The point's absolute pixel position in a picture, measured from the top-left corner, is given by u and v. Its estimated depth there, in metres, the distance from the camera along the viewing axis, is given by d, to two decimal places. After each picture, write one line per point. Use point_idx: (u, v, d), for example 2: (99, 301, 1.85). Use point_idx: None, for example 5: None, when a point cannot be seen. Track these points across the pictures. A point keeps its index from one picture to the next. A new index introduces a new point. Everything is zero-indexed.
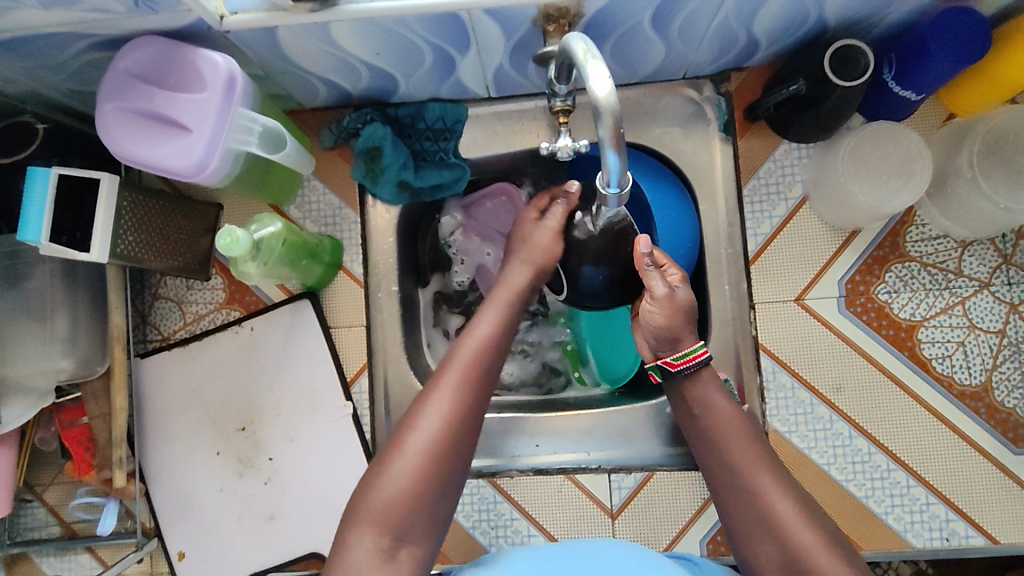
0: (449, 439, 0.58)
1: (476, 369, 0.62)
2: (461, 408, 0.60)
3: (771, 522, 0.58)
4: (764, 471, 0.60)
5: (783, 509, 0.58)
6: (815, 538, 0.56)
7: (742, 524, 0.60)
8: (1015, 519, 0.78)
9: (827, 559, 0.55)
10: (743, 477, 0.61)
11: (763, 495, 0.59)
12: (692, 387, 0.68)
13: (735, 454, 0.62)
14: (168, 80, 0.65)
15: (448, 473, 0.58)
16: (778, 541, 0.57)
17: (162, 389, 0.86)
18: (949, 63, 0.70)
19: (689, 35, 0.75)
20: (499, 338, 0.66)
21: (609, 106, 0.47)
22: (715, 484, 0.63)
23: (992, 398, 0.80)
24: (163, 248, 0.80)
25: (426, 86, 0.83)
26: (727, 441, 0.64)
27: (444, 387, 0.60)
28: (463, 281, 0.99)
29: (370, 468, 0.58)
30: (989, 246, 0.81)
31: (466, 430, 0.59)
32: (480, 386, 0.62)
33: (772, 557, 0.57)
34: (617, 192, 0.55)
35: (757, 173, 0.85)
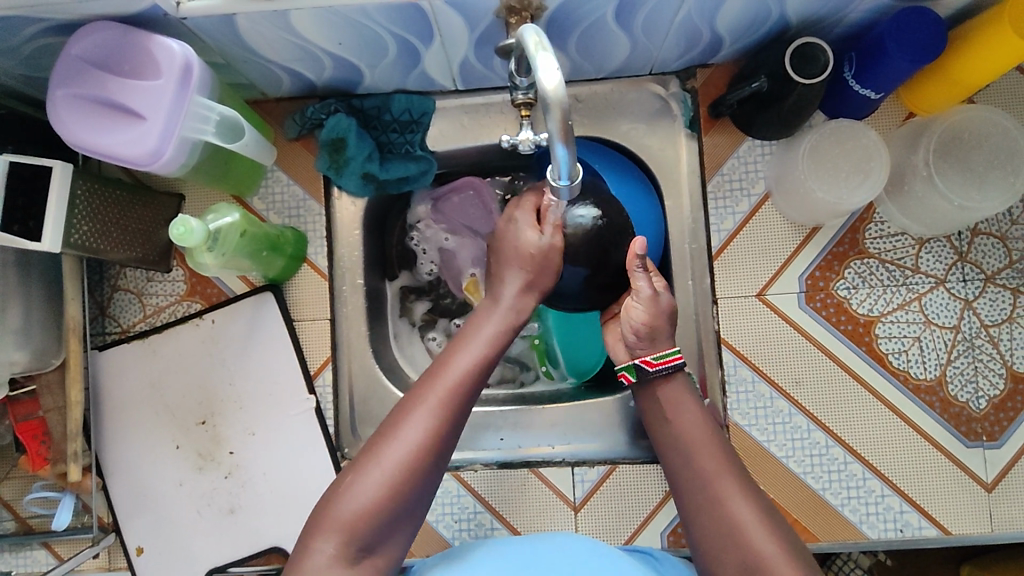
0: (424, 456, 0.55)
1: (466, 383, 0.58)
2: (444, 427, 0.56)
3: (735, 535, 0.56)
4: (730, 481, 0.59)
5: (748, 521, 0.56)
6: (777, 550, 0.54)
7: (705, 538, 0.57)
8: (966, 510, 0.80)
9: (787, 569, 0.53)
10: (708, 487, 0.59)
11: (728, 507, 0.57)
12: (664, 394, 0.67)
13: (705, 469, 0.60)
14: (122, 66, 0.64)
15: (418, 488, 0.55)
16: (740, 552, 0.55)
17: (121, 382, 0.84)
18: (907, 62, 0.71)
19: (653, 30, 0.75)
20: (494, 354, 0.62)
21: (559, 99, 0.47)
22: (683, 496, 0.61)
23: (946, 392, 0.81)
24: (120, 239, 0.78)
25: (392, 77, 0.83)
26: (697, 451, 0.62)
27: (428, 399, 0.57)
28: (431, 271, 0.99)
29: (342, 476, 0.55)
30: (945, 243, 0.82)
31: (443, 448, 0.56)
32: (465, 405, 0.58)
33: (733, 567, 0.55)
34: (568, 184, 0.56)
35: (721, 169, 0.85)
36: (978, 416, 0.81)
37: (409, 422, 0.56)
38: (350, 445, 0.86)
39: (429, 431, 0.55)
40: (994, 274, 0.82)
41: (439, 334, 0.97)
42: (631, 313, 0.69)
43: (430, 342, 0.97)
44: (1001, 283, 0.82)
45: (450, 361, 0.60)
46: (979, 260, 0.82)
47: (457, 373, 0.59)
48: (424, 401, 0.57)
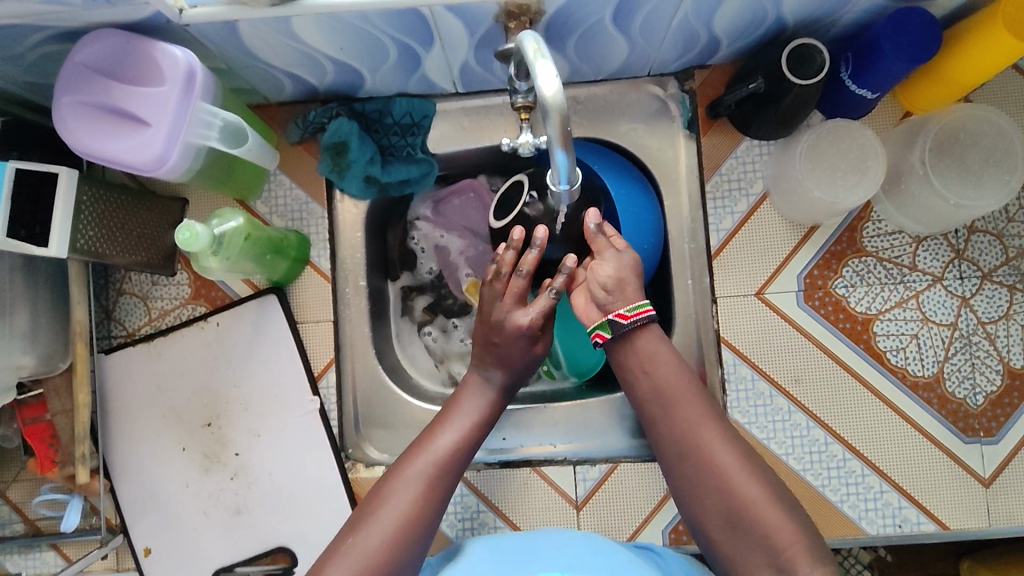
0: (417, 518, 0.59)
1: (450, 453, 0.65)
2: (435, 491, 0.61)
3: (717, 477, 0.59)
4: (709, 428, 0.61)
5: (728, 463, 0.59)
6: (760, 491, 0.57)
7: (687, 481, 0.61)
8: (964, 505, 0.81)
9: (774, 512, 0.56)
10: (688, 434, 0.62)
11: (709, 453, 0.60)
12: (640, 347, 0.68)
13: (683, 415, 0.63)
14: (127, 73, 0.64)
15: (411, 552, 0.58)
16: (722, 494, 0.58)
17: (127, 385, 0.85)
18: (903, 62, 0.72)
19: (651, 32, 0.75)
20: (474, 429, 0.69)
21: (557, 103, 0.48)
22: (662, 442, 0.64)
23: (944, 389, 0.82)
24: (125, 243, 0.79)
25: (393, 81, 0.84)
26: (674, 399, 0.64)
27: (419, 467, 0.63)
28: (432, 270, 0.99)
29: (344, 528, 0.59)
30: (942, 241, 0.83)
31: (434, 511, 0.61)
32: (452, 476, 0.64)
33: (715, 508, 0.58)
34: (568, 187, 0.57)
35: (720, 169, 0.86)
36: (976, 412, 0.82)
37: (403, 485, 0.61)
38: (353, 445, 0.87)
39: (421, 495, 0.60)
40: (990, 271, 0.83)
41: (435, 329, 0.98)
42: (602, 266, 0.72)
43: (427, 337, 0.98)
44: (998, 280, 0.83)
45: (434, 437, 0.66)
46: (976, 258, 0.83)
47: (443, 446, 0.65)
48: (411, 469, 0.62)
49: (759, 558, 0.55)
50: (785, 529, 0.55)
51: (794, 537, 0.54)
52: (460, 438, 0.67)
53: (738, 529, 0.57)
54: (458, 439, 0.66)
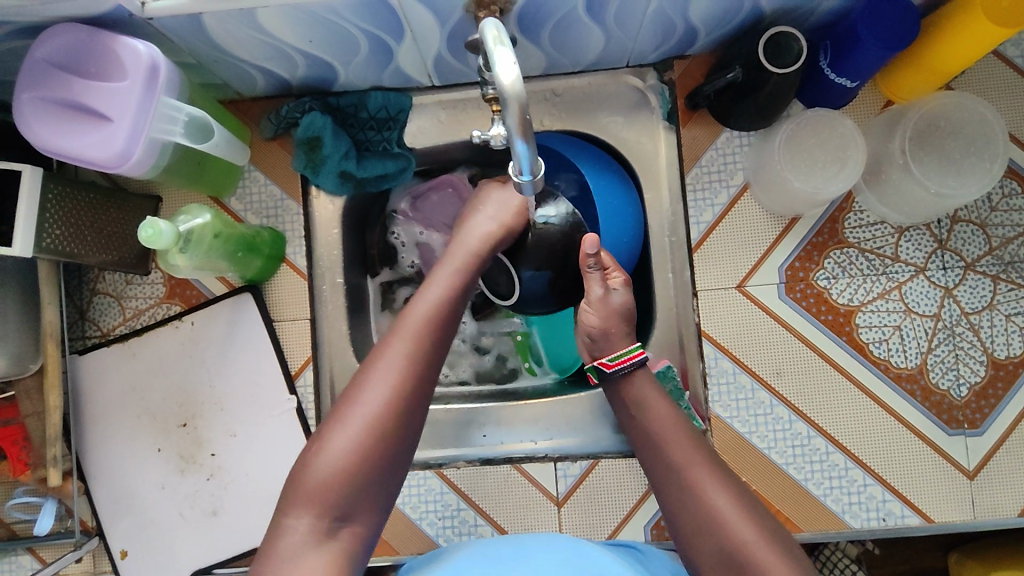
0: (391, 416, 0.57)
1: (424, 335, 0.61)
2: (410, 380, 0.59)
3: (712, 522, 0.58)
4: (702, 471, 0.61)
5: (721, 505, 0.58)
6: (756, 532, 0.57)
7: (683, 522, 0.60)
8: (948, 498, 0.80)
9: (766, 551, 0.55)
10: (681, 476, 0.61)
11: (704, 492, 0.59)
12: (634, 386, 0.70)
13: (677, 458, 0.63)
14: (87, 68, 0.63)
15: (392, 444, 0.57)
16: (716, 539, 0.57)
17: (101, 386, 0.84)
18: (880, 49, 0.70)
19: (626, 22, 0.74)
20: (448, 305, 0.65)
21: (517, 93, 0.46)
22: (657, 486, 0.64)
23: (927, 381, 0.81)
24: (94, 242, 0.77)
25: (366, 74, 0.82)
26: (668, 444, 0.64)
27: (388, 359, 0.59)
28: (413, 264, 0.98)
29: (313, 438, 0.58)
30: (924, 231, 0.82)
31: (412, 406, 0.58)
32: (426, 360, 0.61)
33: (711, 553, 0.57)
34: (530, 179, 0.55)
35: (699, 162, 0.85)
36: (960, 404, 0.81)
37: (371, 382, 0.58)
38: None
39: (392, 390, 0.58)
40: (974, 261, 0.82)
41: None
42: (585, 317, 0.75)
43: None
44: (981, 270, 0.82)
45: (402, 322, 0.62)
46: (958, 247, 0.82)
47: (413, 331, 0.61)
48: (384, 355, 0.60)
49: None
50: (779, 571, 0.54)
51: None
52: (433, 316, 0.63)
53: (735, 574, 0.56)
54: (429, 319, 0.62)
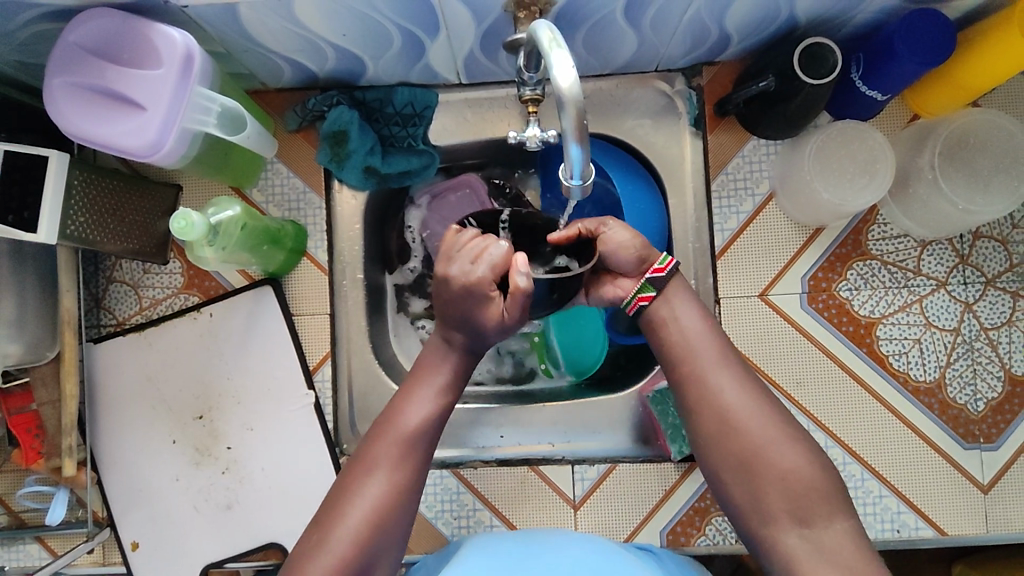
0: (377, 534, 0.56)
1: (415, 442, 0.60)
2: (398, 495, 0.57)
3: (731, 425, 0.57)
4: (720, 374, 0.59)
5: (737, 409, 0.57)
6: (775, 437, 0.56)
7: (699, 426, 0.59)
8: (962, 511, 0.81)
9: (784, 453, 0.55)
10: (699, 378, 0.60)
11: (721, 397, 0.58)
12: (658, 294, 0.65)
13: (692, 358, 0.61)
14: (120, 55, 0.62)
15: (380, 546, 0.56)
16: (734, 444, 0.57)
17: (116, 375, 0.83)
18: (916, 64, 0.71)
19: (662, 27, 0.74)
20: (446, 406, 0.64)
21: (574, 96, 0.46)
22: (671, 386, 0.62)
23: (945, 394, 0.82)
24: (117, 230, 0.77)
25: (395, 70, 0.81)
26: (683, 345, 0.62)
27: (382, 468, 0.58)
28: (415, 266, 0.97)
29: (307, 535, 0.56)
30: (946, 246, 0.83)
31: (396, 524, 0.57)
32: (417, 467, 0.60)
33: (729, 456, 0.57)
34: (580, 184, 0.53)
35: (727, 168, 0.85)
36: (976, 418, 0.82)
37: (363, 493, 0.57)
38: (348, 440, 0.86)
39: (381, 503, 0.56)
40: (994, 277, 0.82)
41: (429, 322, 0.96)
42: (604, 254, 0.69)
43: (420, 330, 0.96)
44: (1001, 286, 0.82)
45: (396, 425, 0.61)
46: (980, 263, 0.83)
47: (402, 435, 0.60)
48: (377, 453, 0.59)
49: (779, 508, 0.54)
50: (800, 475, 0.55)
51: (811, 481, 0.54)
52: (430, 419, 0.62)
53: (753, 476, 0.56)
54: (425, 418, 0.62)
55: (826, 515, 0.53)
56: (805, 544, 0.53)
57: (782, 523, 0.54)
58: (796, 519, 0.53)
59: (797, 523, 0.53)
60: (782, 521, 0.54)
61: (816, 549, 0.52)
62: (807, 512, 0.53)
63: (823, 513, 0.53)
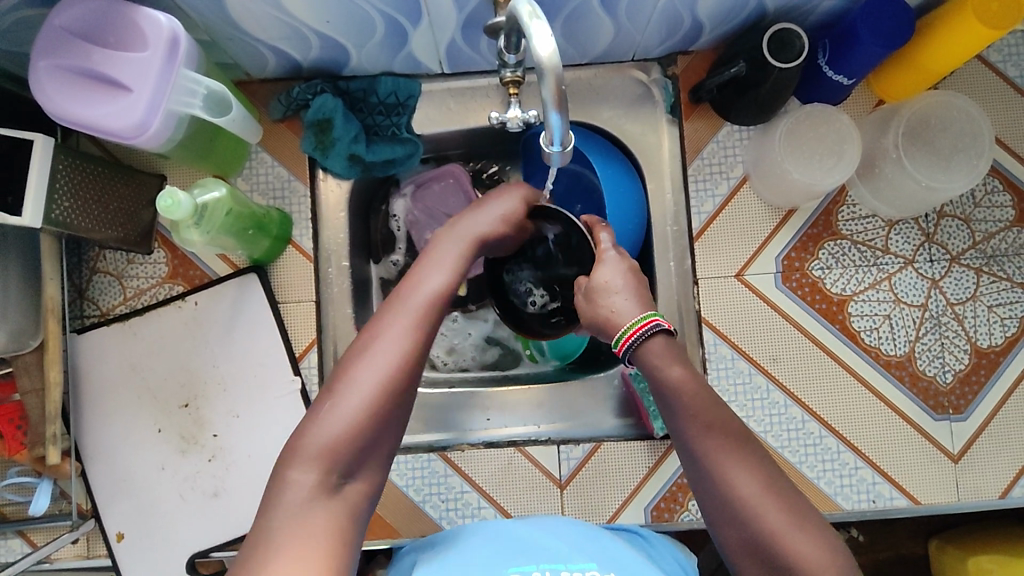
0: (388, 397, 0.53)
1: (430, 308, 0.58)
2: (412, 355, 0.55)
3: (743, 513, 0.55)
4: (738, 461, 0.57)
5: (754, 498, 0.55)
6: (785, 520, 0.54)
7: (712, 511, 0.57)
8: (934, 480, 0.84)
9: (798, 539, 0.54)
10: (715, 466, 0.57)
11: (730, 480, 0.56)
12: (643, 357, 0.62)
13: (710, 441, 0.58)
14: (108, 38, 0.63)
15: (402, 401, 0.54)
16: (746, 530, 0.55)
17: (100, 366, 0.83)
18: (878, 47, 0.74)
19: (637, 15, 0.77)
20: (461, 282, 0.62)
21: (553, 64, 0.48)
22: (688, 470, 0.59)
23: (915, 367, 0.85)
24: (101, 217, 0.77)
25: (378, 59, 0.83)
26: (702, 427, 0.58)
27: (396, 327, 0.56)
28: (398, 262, 0.98)
29: (320, 396, 0.54)
30: (913, 225, 0.86)
31: (412, 386, 0.55)
32: (435, 328, 0.58)
33: (738, 538, 0.55)
34: (560, 151, 0.55)
35: (702, 154, 0.88)
36: (945, 389, 0.85)
37: (376, 351, 0.55)
38: None
39: (391, 366, 0.54)
40: (959, 254, 0.86)
41: None
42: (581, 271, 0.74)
43: None
44: (965, 262, 0.86)
45: (406, 294, 0.58)
46: (945, 241, 0.86)
47: (416, 298, 0.58)
48: (401, 310, 0.57)
49: None
50: (811, 557, 0.53)
51: (823, 566, 0.53)
52: (446, 288, 0.60)
53: (769, 562, 0.54)
54: (442, 287, 0.60)
55: None
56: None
57: None
58: None
59: None
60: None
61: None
62: None
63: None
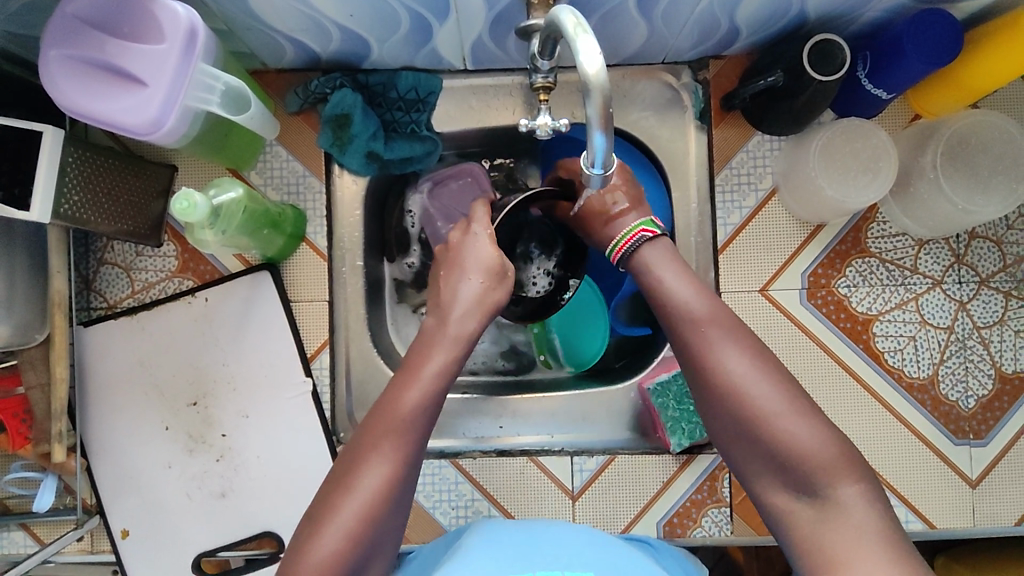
0: (371, 529, 0.53)
1: (410, 430, 0.56)
2: (397, 483, 0.54)
3: (735, 392, 0.56)
4: (727, 348, 0.58)
5: (741, 381, 0.57)
6: (778, 402, 0.55)
7: (706, 399, 0.59)
8: (951, 505, 0.83)
9: (793, 422, 0.54)
10: (705, 355, 0.59)
11: (720, 360, 0.58)
12: (638, 262, 0.68)
13: (699, 331, 0.60)
14: (122, 28, 0.60)
15: (386, 527, 0.54)
16: (737, 412, 0.56)
17: (107, 360, 0.81)
18: (923, 64, 0.71)
19: (673, 19, 0.74)
20: (439, 393, 0.59)
21: (600, 82, 0.46)
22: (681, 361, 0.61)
23: (937, 391, 0.83)
24: (111, 210, 0.75)
25: (400, 53, 0.80)
26: (696, 320, 0.61)
27: (380, 455, 0.55)
28: (413, 263, 0.95)
29: (305, 522, 0.54)
30: (943, 245, 0.84)
31: (394, 512, 0.54)
32: (417, 451, 0.56)
33: (732, 424, 0.57)
34: (601, 173, 0.53)
35: (730, 163, 0.85)
36: (967, 414, 0.83)
37: (360, 480, 0.54)
38: (345, 429, 0.85)
39: (378, 498, 0.53)
40: (988, 277, 0.84)
41: None
42: None
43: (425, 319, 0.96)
44: (994, 286, 0.84)
45: (389, 414, 0.56)
46: (975, 263, 0.84)
47: (399, 419, 0.56)
48: (383, 439, 0.55)
49: (779, 478, 0.55)
50: (806, 441, 0.54)
51: (815, 450, 0.53)
52: (425, 405, 0.58)
53: (762, 446, 0.55)
54: (423, 405, 0.57)
55: (832, 483, 0.52)
56: (813, 513, 0.53)
57: (781, 491, 0.55)
58: (802, 489, 0.54)
59: (801, 493, 0.54)
60: (783, 490, 0.55)
61: (822, 519, 0.52)
62: (815, 483, 0.53)
63: (831, 484, 0.52)
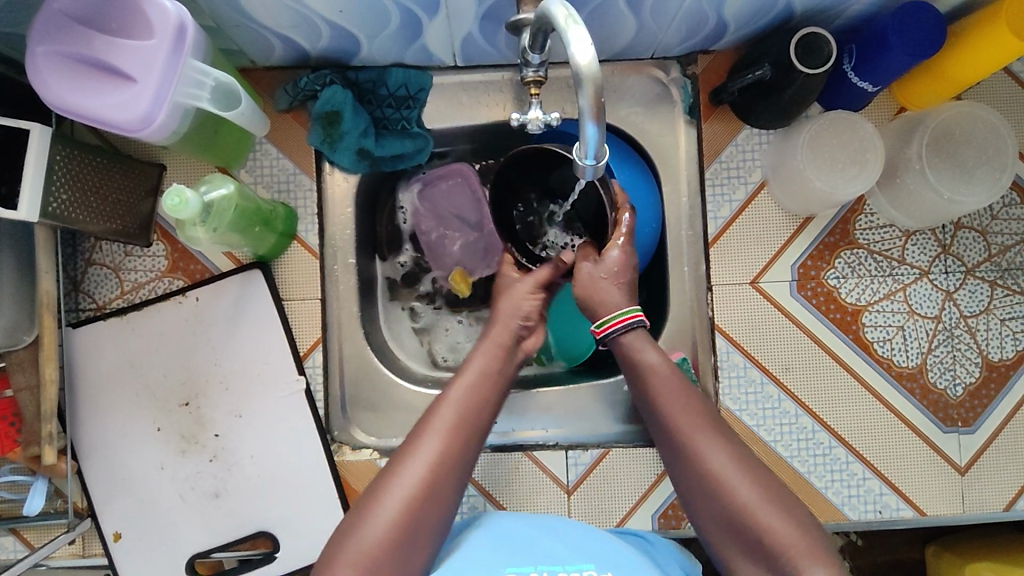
0: (418, 509, 0.58)
1: (452, 424, 0.62)
2: (441, 469, 0.60)
3: (713, 483, 0.60)
4: (706, 443, 0.62)
5: (720, 470, 0.60)
6: (752, 495, 0.59)
7: (687, 485, 0.62)
8: (941, 492, 0.84)
9: (769, 515, 0.58)
10: (686, 444, 0.62)
11: (700, 454, 0.61)
12: (625, 351, 0.69)
13: (677, 428, 0.63)
14: (110, 24, 0.60)
15: (430, 513, 0.58)
16: (716, 500, 0.60)
17: (97, 361, 0.80)
18: (907, 55, 0.72)
19: (661, 14, 0.74)
20: (488, 397, 0.65)
21: (591, 73, 0.47)
22: (664, 455, 0.65)
23: (926, 379, 0.85)
24: (98, 209, 0.74)
25: (390, 50, 0.80)
26: (675, 416, 0.64)
27: (427, 444, 0.60)
28: (404, 261, 0.96)
29: (350, 512, 0.59)
30: (929, 236, 0.85)
31: (440, 501, 0.59)
32: (467, 450, 0.62)
33: (714, 515, 0.60)
34: (593, 164, 0.53)
35: (720, 157, 0.86)
36: (955, 402, 0.84)
37: (404, 469, 0.59)
38: (339, 427, 0.84)
39: (424, 482, 0.59)
40: (974, 266, 0.85)
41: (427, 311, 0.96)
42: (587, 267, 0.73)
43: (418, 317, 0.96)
44: (980, 275, 0.85)
45: (437, 410, 0.63)
46: (961, 253, 0.85)
47: (447, 415, 0.62)
48: (428, 432, 0.61)
49: (754, 561, 0.58)
50: (781, 532, 0.57)
51: (793, 539, 0.57)
52: (465, 408, 0.63)
53: (739, 536, 0.59)
54: (472, 407, 0.63)
55: (805, 565, 0.55)
56: None
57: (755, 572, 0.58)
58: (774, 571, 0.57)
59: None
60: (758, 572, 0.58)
61: None
62: (788, 564, 0.56)
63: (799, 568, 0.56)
